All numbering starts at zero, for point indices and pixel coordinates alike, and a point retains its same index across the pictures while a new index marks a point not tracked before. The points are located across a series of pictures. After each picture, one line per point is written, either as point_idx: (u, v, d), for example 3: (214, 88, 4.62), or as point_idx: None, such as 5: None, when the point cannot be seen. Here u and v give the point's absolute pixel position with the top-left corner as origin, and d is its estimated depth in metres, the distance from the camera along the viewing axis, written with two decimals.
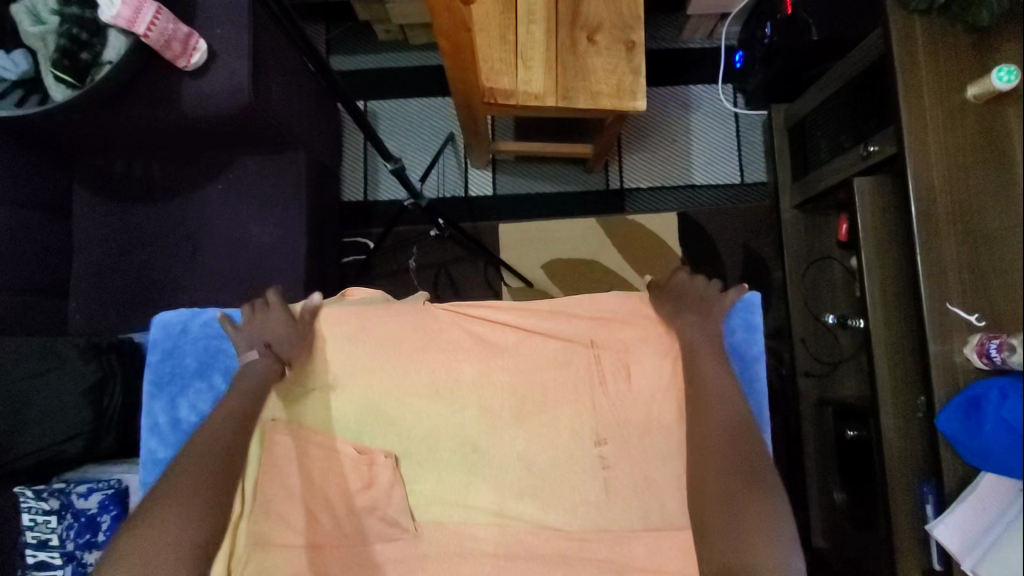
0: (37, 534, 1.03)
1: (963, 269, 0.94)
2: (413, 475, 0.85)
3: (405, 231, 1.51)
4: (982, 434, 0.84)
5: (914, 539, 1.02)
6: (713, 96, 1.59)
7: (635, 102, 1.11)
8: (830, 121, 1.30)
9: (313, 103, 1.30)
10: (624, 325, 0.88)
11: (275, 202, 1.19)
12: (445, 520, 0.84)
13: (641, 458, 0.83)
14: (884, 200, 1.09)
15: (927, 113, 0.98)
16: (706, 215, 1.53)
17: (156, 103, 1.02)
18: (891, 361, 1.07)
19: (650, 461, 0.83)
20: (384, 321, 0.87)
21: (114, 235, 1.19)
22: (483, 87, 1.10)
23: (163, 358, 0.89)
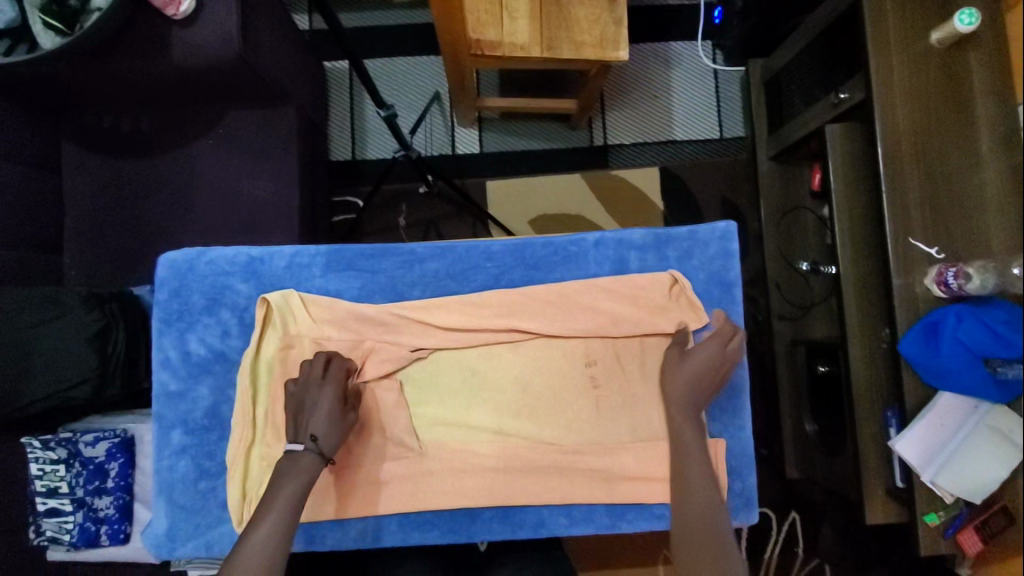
0: (46, 483, 1.06)
1: (924, 206, 1.01)
2: (415, 398, 0.83)
3: (394, 189, 1.54)
4: (939, 354, 0.94)
5: (877, 458, 1.11)
6: (692, 53, 1.62)
7: (618, 52, 1.15)
8: (805, 74, 1.35)
9: (300, 57, 1.30)
10: (599, 254, 0.85)
11: (267, 156, 1.21)
12: (448, 439, 0.82)
13: (630, 380, 0.83)
14: (854, 146, 1.15)
15: (894, 59, 1.04)
16: (686, 169, 1.59)
17: (146, 53, 1.02)
18: (860, 296, 1.14)
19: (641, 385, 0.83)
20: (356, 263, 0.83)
21: (105, 191, 1.20)
22: (470, 38, 1.12)
23: (170, 296, 0.82)
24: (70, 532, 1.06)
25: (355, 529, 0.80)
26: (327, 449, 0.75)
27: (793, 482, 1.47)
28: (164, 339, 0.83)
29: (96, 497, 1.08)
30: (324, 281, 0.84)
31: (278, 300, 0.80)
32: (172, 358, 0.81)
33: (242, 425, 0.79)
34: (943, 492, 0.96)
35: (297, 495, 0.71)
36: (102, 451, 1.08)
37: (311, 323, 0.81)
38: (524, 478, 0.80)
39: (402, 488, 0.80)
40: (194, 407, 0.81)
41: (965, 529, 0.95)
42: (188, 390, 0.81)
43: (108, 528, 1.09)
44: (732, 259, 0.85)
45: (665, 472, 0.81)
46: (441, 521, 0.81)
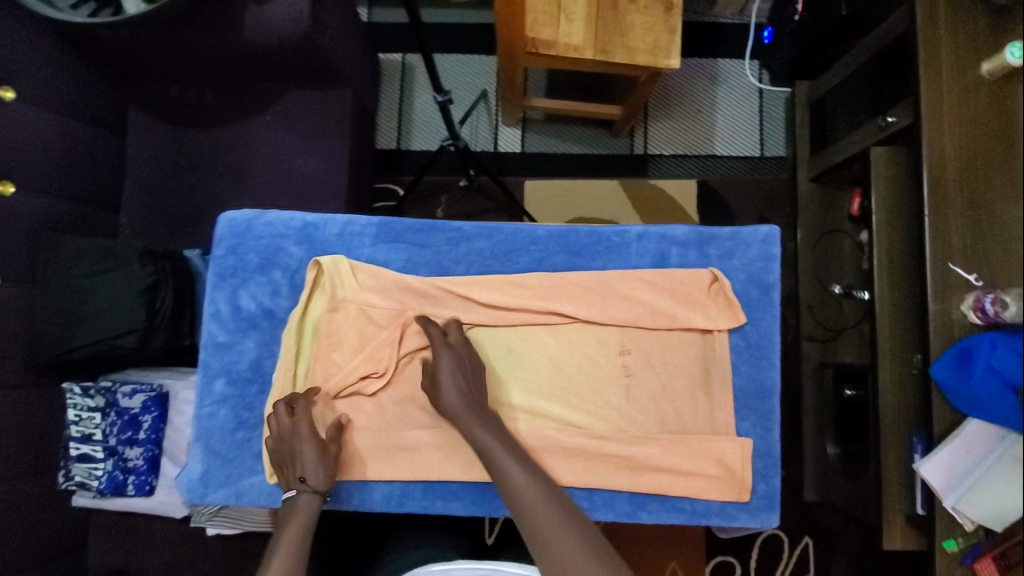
0: (81, 429, 1.10)
1: (965, 232, 1.00)
2: None
3: (434, 181, 1.58)
4: (970, 379, 0.91)
5: (901, 485, 1.09)
6: (739, 71, 1.64)
7: (669, 60, 1.17)
8: (851, 99, 1.36)
9: (360, 45, 1.35)
10: (639, 248, 0.87)
11: (320, 136, 1.25)
12: None
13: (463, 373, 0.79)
14: (896, 170, 1.15)
15: (944, 85, 1.03)
16: (724, 184, 1.59)
17: (220, 27, 1.08)
18: (893, 320, 1.13)
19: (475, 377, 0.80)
20: (404, 236, 0.87)
21: (163, 156, 1.26)
22: (526, 37, 1.16)
23: (226, 252, 0.86)
24: (99, 478, 1.10)
25: (380, 491, 0.83)
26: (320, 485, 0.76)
27: (810, 507, 1.45)
28: (216, 293, 0.87)
29: (127, 448, 1.12)
30: (373, 251, 0.88)
31: (329, 264, 0.84)
32: (223, 310, 0.86)
33: (285, 379, 0.83)
34: (965, 519, 0.95)
35: (301, 530, 0.73)
36: (137, 403, 1.10)
37: (357, 289, 0.84)
38: (550, 459, 0.81)
39: (431, 456, 0.82)
40: (238, 360, 0.86)
41: (983, 559, 0.94)
42: (235, 342, 0.86)
43: (136, 478, 1.12)
44: (773, 264, 0.86)
45: (690, 466, 0.82)
46: (465, 492, 0.83)
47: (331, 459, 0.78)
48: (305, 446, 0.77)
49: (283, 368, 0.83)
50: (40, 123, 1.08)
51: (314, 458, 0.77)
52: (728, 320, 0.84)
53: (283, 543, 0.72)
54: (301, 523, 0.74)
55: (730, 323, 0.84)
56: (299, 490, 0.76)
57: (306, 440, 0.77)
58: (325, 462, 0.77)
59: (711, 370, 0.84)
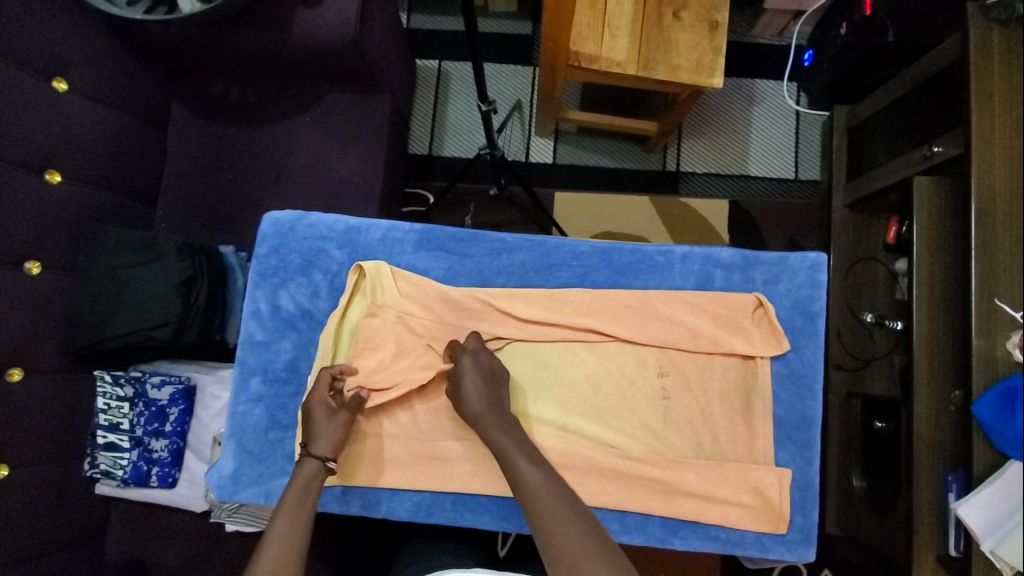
0: (109, 417, 1.11)
1: (1014, 268, 0.98)
2: None
3: (464, 188, 1.58)
4: (1015, 421, 0.88)
5: (933, 524, 1.07)
6: (777, 92, 1.63)
7: (712, 79, 1.16)
8: (889, 126, 1.34)
9: (401, 51, 1.36)
10: (682, 270, 0.86)
11: (358, 139, 1.26)
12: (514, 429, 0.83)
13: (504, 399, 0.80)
14: (941, 201, 1.13)
15: (997, 117, 1.02)
16: (757, 205, 1.58)
17: (269, 28, 1.09)
18: (931, 354, 1.10)
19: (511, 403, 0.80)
20: (446, 246, 0.87)
21: (203, 152, 1.27)
22: (570, 50, 1.16)
23: (269, 251, 0.87)
24: (124, 467, 1.10)
25: (409, 500, 0.83)
26: (323, 452, 0.76)
27: (831, 538, 1.42)
28: (257, 291, 0.88)
29: (153, 439, 1.12)
30: (414, 258, 0.88)
31: (372, 270, 0.84)
32: (262, 310, 0.86)
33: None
34: (1003, 564, 0.91)
35: (299, 499, 0.73)
36: (166, 395, 1.12)
37: (398, 296, 0.84)
38: (583, 478, 0.80)
39: (461, 468, 0.82)
40: (275, 359, 0.86)
41: None
42: (272, 341, 0.86)
43: (159, 470, 1.13)
44: (818, 291, 0.84)
45: (725, 493, 0.80)
46: (494, 506, 0.82)
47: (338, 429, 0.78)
48: (313, 409, 0.78)
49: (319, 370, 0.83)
50: (89, 114, 1.10)
51: (318, 424, 0.77)
52: (772, 347, 0.83)
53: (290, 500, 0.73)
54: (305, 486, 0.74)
55: (771, 349, 0.83)
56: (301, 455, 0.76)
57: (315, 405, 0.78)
58: (330, 432, 0.77)
59: (752, 397, 0.83)
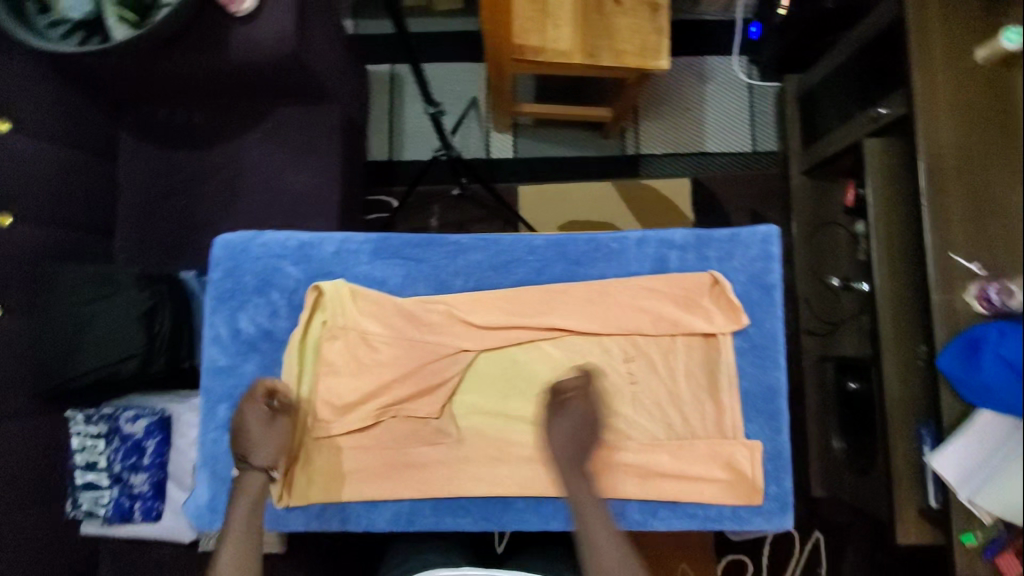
0: (85, 457, 1.08)
1: (966, 221, 0.99)
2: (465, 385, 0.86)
3: (427, 191, 1.57)
4: (980, 370, 0.91)
5: (911, 476, 1.09)
6: (727, 67, 1.64)
7: (658, 61, 1.17)
8: (839, 91, 1.36)
9: (346, 58, 1.34)
10: (638, 256, 0.87)
11: (311, 152, 1.24)
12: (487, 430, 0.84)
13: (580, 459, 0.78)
14: (893, 161, 1.15)
15: (938, 73, 1.02)
16: (717, 181, 1.60)
17: (207, 48, 1.07)
18: (895, 312, 1.12)
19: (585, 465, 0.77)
20: (401, 254, 0.87)
21: (156, 179, 1.25)
22: (514, 43, 1.15)
23: (224, 275, 0.86)
24: (106, 505, 1.08)
25: (387, 509, 0.82)
26: (264, 463, 0.77)
27: (817, 500, 1.45)
28: (215, 316, 0.87)
29: (132, 474, 1.10)
30: (370, 268, 0.87)
31: (332, 285, 0.83)
32: (223, 334, 0.85)
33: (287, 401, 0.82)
34: (982, 512, 0.94)
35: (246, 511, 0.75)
36: (140, 428, 1.09)
37: (356, 315, 0.83)
38: (561, 468, 0.81)
39: (439, 473, 0.82)
40: (240, 382, 0.85)
41: (1006, 552, 0.93)
42: (235, 366, 0.85)
43: (142, 504, 1.11)
44: (771, 262, 0.86)
45: (699, 471, 0.82)
46: (475, 508, 0.82)
47: (280, 435, 0.79)
48: (249, 414, 0.78)
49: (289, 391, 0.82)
50: (34, 152, 1.07)
51: (259, 435, 0.77)
52: (734, 322, 0.84)
53: (232, 531, 0.74)
54: (252, 499, 0.76)
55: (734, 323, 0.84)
56: (242, 466, 0.78)
57: (254, 413, 0.78)
58: (274, 436, 0.78)
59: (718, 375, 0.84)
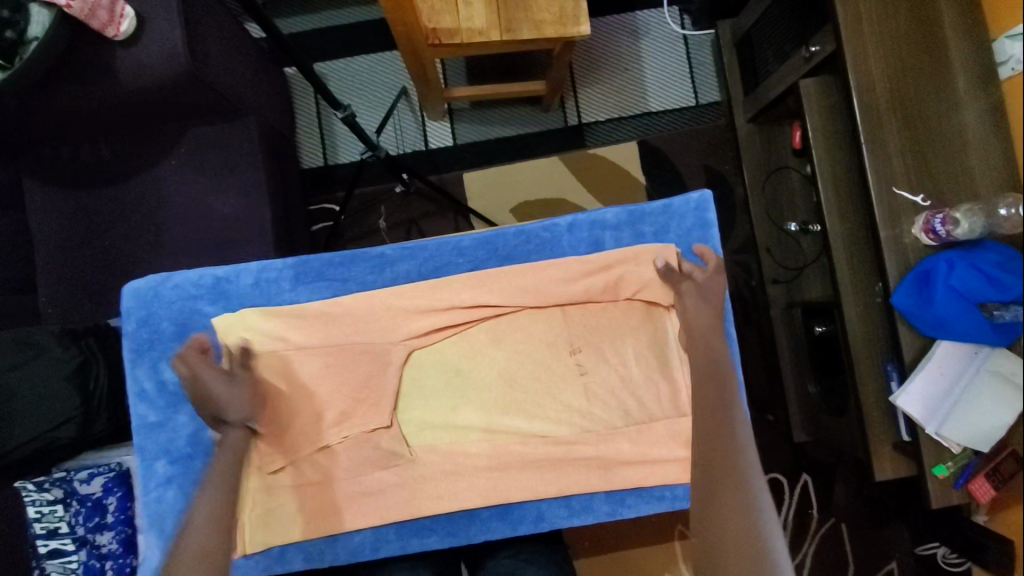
0: (45, 525, 1.02)
1: (906, 154, 0.96)
2: (404, 403, 0.93)
3: (368, 192, 1.50)
4: (934, 303, 0.90)
5: (884, 417, 1.08)
6: (659, 20, 1.58)
7: (579, 27, 1.12)
8: (774, 31, 1.31)
9: (255, 65, 1.25)
10: (570, 246, 0.94)
11: (231, 172, 1.16)
12: (435, 442, 0.91)
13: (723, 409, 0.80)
14: (829, 101, 1.12)
15: (862, 4, 0.98)
16: (665, 140, 1.55)
17: (94, 77, 1.00)
18: (849, 254, 1.11)
19: (726, 409, 0.80)
20: (321, 278, 0.92)
21: (73, 223, 1.18)
22: (426, 29, 1.09)
23: (139, 325, 0.91)
24: (75, 571, 1.03)
25: (351, 541, 0.88)
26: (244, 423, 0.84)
27: (802, 445, 1.46)
28: (138, 369, 0.91)
29: (98, 534, 1.05)
30: (295, 293, 0.92)
31: (248, 317, 0.89)
32: (148, 388, 0.91)
33: (229, 445, 0.88)
34: (950, 443, 0.93)
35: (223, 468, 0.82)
36: (98, 487, 1.05)
37: (298, 341, 0.90)
38: (517, 471, 0.89)
39: (397, 493, 0.88)
40: (174, 435, 0.91)
41: (976, 478, 0.92)
42: (168, 418, 0.91)
43: (114, 563, 1.06)
44: (706, 227, 0.94)
45: (660, 452, 0.90)
46: (438, 526, 0.89)
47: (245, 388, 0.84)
48: (208, 373, 0.81)
49: (261, 424, 0.88)
50: None
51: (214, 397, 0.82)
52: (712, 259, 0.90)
53: (210, 482, 0.81)
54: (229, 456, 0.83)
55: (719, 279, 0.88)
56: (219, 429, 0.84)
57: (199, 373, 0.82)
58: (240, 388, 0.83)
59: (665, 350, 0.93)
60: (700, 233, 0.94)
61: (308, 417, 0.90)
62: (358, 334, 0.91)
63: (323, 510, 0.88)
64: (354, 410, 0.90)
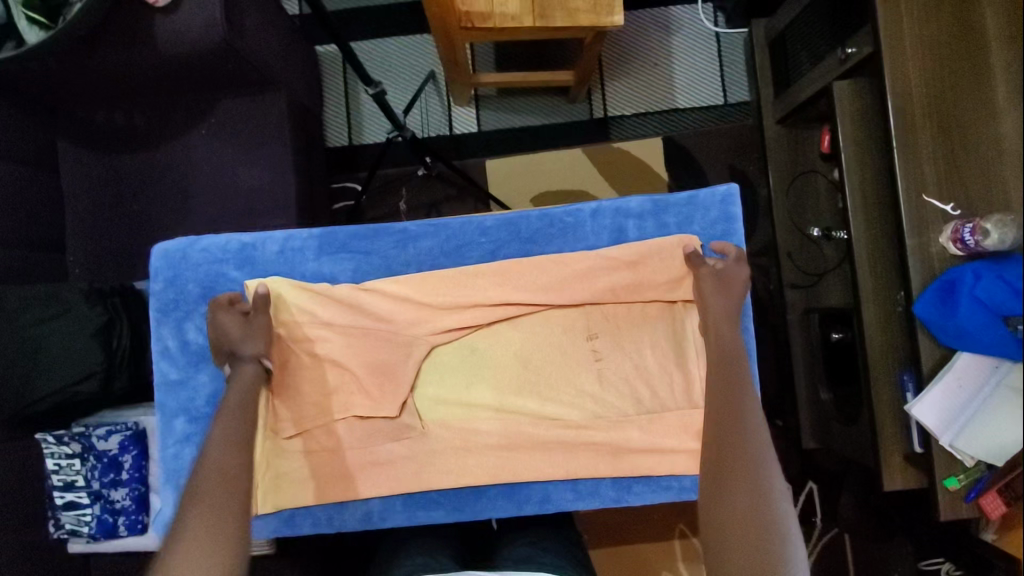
0: (62, 477, 1.06)
1: (939, 161, 0.95)
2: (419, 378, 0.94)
3: (392, 172, 1.51)
4: (956, 314, 0.89)
5: (898, 426, 1.07)
6: (692, 16, 1.56)
7: (613, 17, 1.12)
8: (810, 32, 1.29)
9: (288, 40, 1.26)
10: (592, 233, 0.94)
11: (260, 144, 1.18)
12: (448, 419, 0.92)
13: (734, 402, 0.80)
14: (863, 103, 1.11)
15: (903, 7, 0.97)
16: (691, 137, 1.54)
17: (132, 43, 1.02)
18: (873, 259, 1.09)
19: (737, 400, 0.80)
20: (343, 250, 0.93)
21: (103, 187, 1.20)
22: (459, 11, 1.09)
23: (165, 286, 0.93)
24: (89, 523, 1.07)
25: (359, 510, 0.90)
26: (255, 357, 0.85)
27: (811, 451, 1.44)
28: (162, 329, 0.93)
29: (113, 489, 1.08)
30: (317, 264, 0.94)
31: (272, 284, 0.90)
32: (171, 347, 0.93)
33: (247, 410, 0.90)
34: (963, 456, 0.92)
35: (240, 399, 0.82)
36: (115, 444, 1.07)
37: (318, 312, 0.91)
38: (526, 452, 0.90)
39: (407, 466, 0.90)
40: (193, 395, 0.93)
41: (988, 492, 0.91)
42: (188, 378, 0.93)
43: (127, 518, 1.09)
44: (731, 222, 0.93)
45: (671, 444, 0.90)
46: (445, 500, 0.90)
47: (260, 328, 0.87)
48: (226, 320, 0.86)
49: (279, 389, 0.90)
50: None
51: (239, 332, 0.86)
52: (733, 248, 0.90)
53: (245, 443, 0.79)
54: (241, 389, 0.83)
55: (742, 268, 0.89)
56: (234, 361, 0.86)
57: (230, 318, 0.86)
58: (256, 332, 0.86)
59: (682, 343, 0.92)
60: (724, 228, 0.94)
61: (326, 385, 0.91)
62: (378, 307, 0.91)
63: (335, 478, 0.89)
64: (370, 382, 0.91)
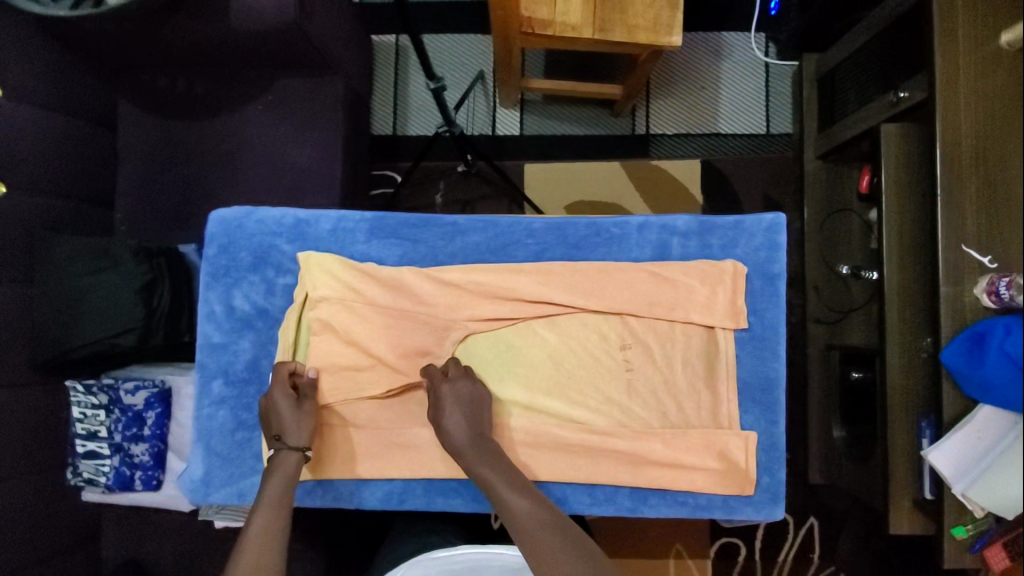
0: (86, 426, 1.09)
1: (980, 213, 0.96)
2: None
3: (432, 166, 1.53)
4: (983, 365, 0.88)
5: (909, 470, 1.08)
6: (744, 44, 1.58)
7: (671, 37, 1.13)
8: (861, 73, 1.30)
9: (350, 26, 1.29)
10: (637, 246, 0.96)
11: (312, 124, 1.21)
12: None
13: None
14: (912, 147, 1.11)
15: (961, 60, 0.98)
16: (729, 163, 1.55)
17: (203, 15, 1.05)
18: (906, 303, 1.10)
19: None
20: (393, 237, 0.96)
21: (155, 150, 1.23)
22: (522, 17, 1.12)
23: (219, 251, 0.95)
24: (107, 474, 1.10)
25: (379, 489, 0.93)
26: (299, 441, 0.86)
27: (816, 487, 1.44)
28: (210, 292, 0.96)
29: (133, 444, 1.11)
30: (366, 246, 0.96)
31: (322, 261, 0.93)
32: (217, 311, 0.95)
33: None
34: (973, 505, 0.93)
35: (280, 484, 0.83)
36: (141, 400, 1.10)
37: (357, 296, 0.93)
38: (547, 452, 0.92)
39: (430, 452, 0.92)
40: (234, 358, 0.95)
41: (993, 545, 0.92)
42: (230, 342, 0.95)
43: (143, 473, 1.12)
44: (775, 249, 0.95)
45: (690, 460, 0.92)
46: (463, 490, 0.92)
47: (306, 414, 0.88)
48: (282, 404, 0.87)
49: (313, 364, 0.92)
50: (39, 120, 1.06)
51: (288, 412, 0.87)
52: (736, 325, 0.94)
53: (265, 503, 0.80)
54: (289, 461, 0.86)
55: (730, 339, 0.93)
56: (277, 447, 0.85)
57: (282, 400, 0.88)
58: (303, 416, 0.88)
59: (715, 363, 0.94)
60: (766, 254, 0.95)
61: (359, 365, 0.93)
62: (418, 293, 0.94)
63: (357, 455, 0.92)
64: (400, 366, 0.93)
